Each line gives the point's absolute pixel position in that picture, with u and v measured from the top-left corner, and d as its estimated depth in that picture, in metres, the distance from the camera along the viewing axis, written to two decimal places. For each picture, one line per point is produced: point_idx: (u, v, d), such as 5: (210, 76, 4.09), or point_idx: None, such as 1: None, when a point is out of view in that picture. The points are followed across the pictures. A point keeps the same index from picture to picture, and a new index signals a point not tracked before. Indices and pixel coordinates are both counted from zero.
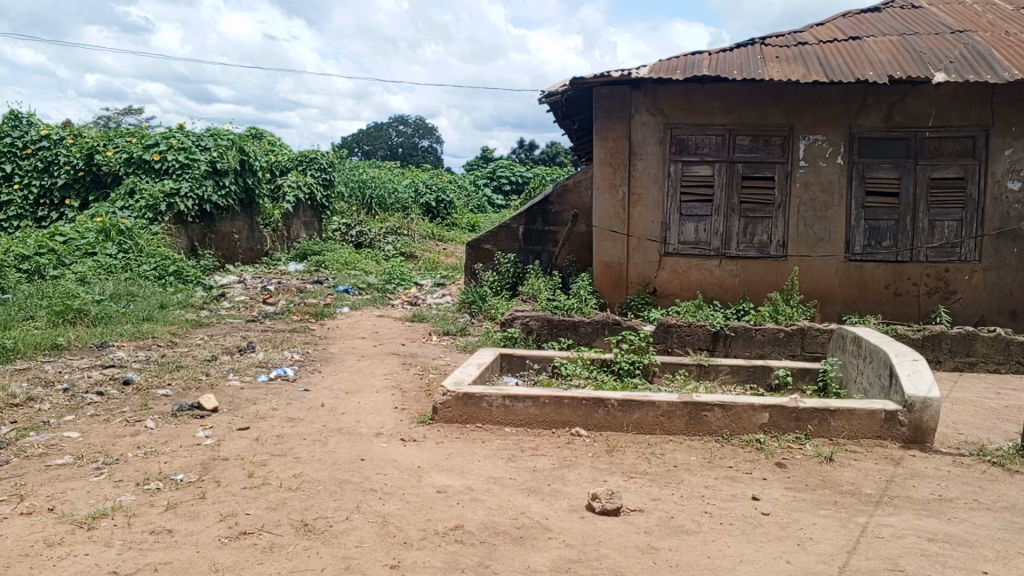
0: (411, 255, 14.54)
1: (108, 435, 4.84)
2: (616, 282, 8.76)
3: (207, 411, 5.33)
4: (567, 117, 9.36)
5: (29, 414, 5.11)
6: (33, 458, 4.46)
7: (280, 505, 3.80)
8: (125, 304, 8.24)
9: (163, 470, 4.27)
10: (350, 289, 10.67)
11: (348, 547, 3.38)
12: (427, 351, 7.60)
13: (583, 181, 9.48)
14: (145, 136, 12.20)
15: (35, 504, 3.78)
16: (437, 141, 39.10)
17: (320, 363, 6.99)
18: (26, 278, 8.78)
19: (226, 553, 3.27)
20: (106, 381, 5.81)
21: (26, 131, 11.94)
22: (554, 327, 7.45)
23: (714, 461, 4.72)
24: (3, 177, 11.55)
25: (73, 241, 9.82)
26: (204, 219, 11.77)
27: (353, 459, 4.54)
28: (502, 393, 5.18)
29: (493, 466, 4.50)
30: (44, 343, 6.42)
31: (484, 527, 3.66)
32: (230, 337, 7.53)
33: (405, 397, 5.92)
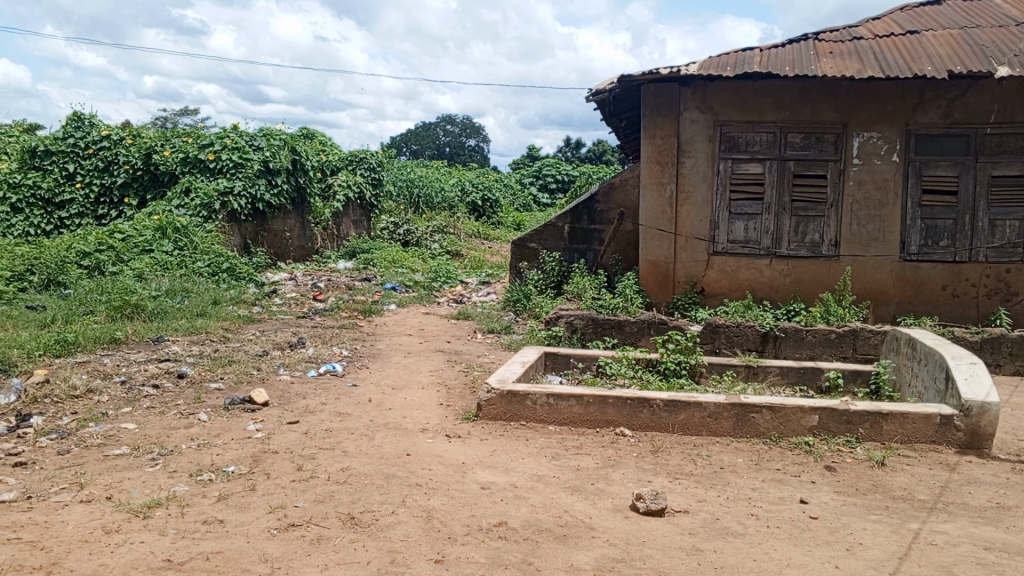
0: (457, 253, 14.62)
1: (163, 427, 4.98)
2: (663, 282, 8.67)
3: (258, 405, 5.45)
4: (614, 115, 9.30)
5: (89, 406, 5.28)
6: (92, 448, 4.61)
7: (327, 498, 3.86)
8: (180, 299, 8.46)
9: (216, 462, 4.37)
10: (397, 287, 10.78)
11: (393, 541, 3.42)
12: (472, 349, 7.64)
13: (630, 179, 9.41)
14: (200, 136, 12.51)
15: (94, 493, 3.91)
16: (483, 141, 39.28)
17: (367, 359, 7.08)
18: (87, 274, 9.09)
19: (275, 544, 3.34)
20: (161, 374, 5.98)
21: (88, 132, 12.35)
22: (599, 326, 7.42)
23: (762, 463, 4.64)
24: (66, 176, 11.95)
25: (131, 238, 10.12)
26: (256, 217, 12.02)
27: (399, 454, 4.58)
28: (546, 391, 5.17)
29: (537, 464, 4.50)
30: (104, 337, 6.63)
31: (528, 524, 3.66)
32: (281, 333, 7.68)
33: (450, 394, 5.96)
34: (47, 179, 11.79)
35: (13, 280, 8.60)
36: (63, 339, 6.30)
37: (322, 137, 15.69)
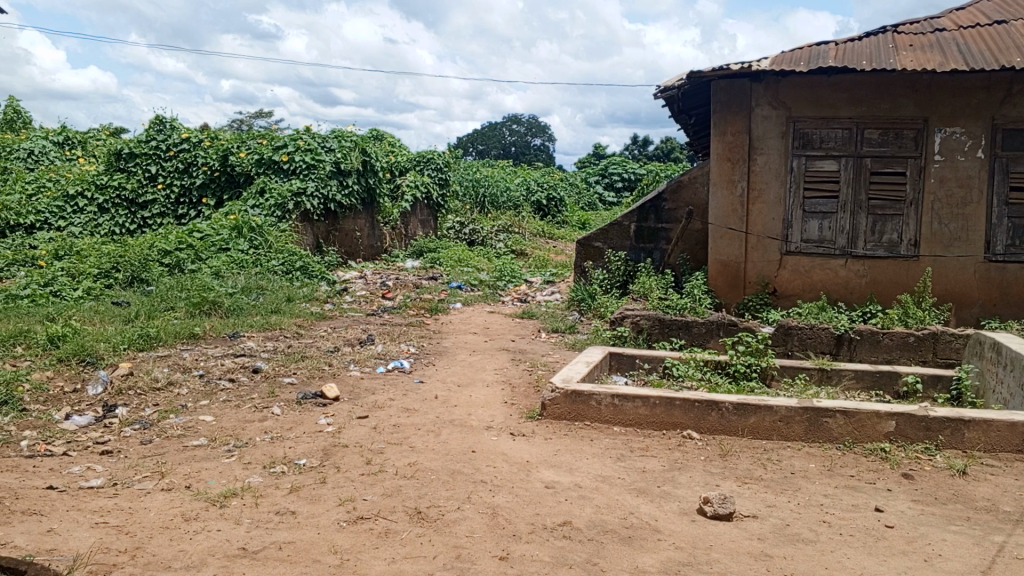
0: (522, 252, 14.66)
1: (239, 420, 5.15)
2: (733, 282, 8.50)
3: (329, 400, 5.59)
4: (683, 111, 9.15)
5: (169, 398, 5.50)
6: (172, 439, 4.80)
7: (395, 492, 3.93)
8: (255, 296, 8.73)
9: (288, 455, 4.49)
10: (463, 286, 10.88)
11: (459, 536, 3.45)
12: (536, 348, 7.65)
13: (699, 177, 9.27)
14: (275, 138, 12.85)
15: (173, 481, 4.08)
16: (549, 140, 39.25)
17: (434, 356, 7.17)
18: (168, 271, 9.47)
19: (344, 536, 3.41)
20: (237, 368, 6.19)
21: (169, 135, 12.81)
22: (666, 327, 7.32)
23: (835, 469, 4.51)
24: (149, 177, 12.44)
25: (210, 237, 10.49)
26: (328, 217, 12.31)
27: (464, 450, 4.63)
28: (611, 391, 5.14)
29: (602, 465, 4.48)
30: (183, 332, 6.89)
31: (593, 524, 3.65)
32: (351, 330, 7.84)
33: (515, 392, 5.98)
34: (132, 180, 12.32)
35: (100, 277, 9.03)
36: (146, 334, 6.58)
37: (391, 138, 15.95)
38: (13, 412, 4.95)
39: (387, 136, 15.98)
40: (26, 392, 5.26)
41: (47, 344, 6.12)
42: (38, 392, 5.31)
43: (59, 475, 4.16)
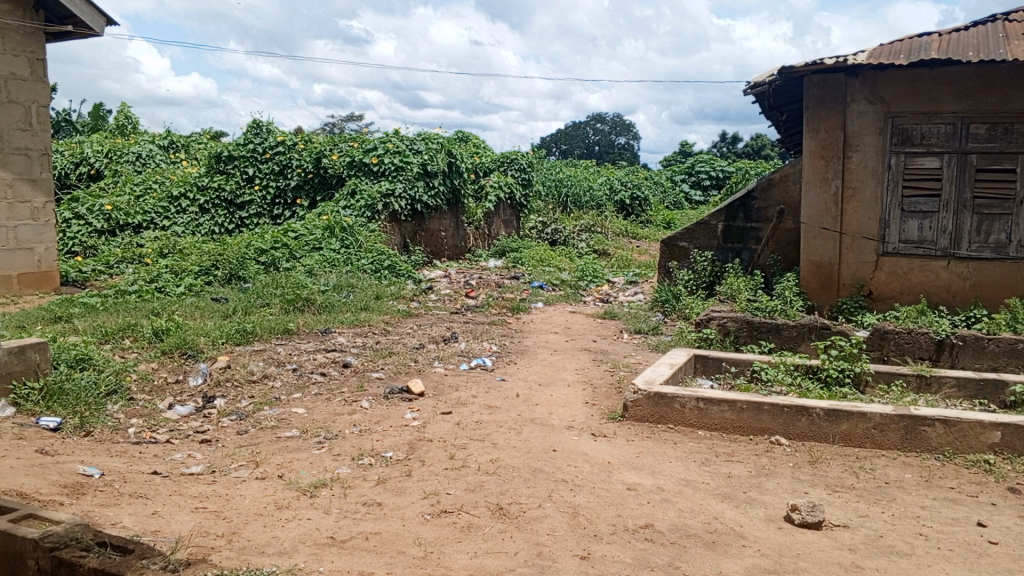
0: (604, 252, 14.58)
1: (329, 412, 5.33)
2: (826, 283, 8.24)
3: (415, 395, 5.71)
4: (775, 108, 8.91)
5: (264, 390, 5.74)
6: (267, 430, 5.01)
7: (478, 487, 3.99)
8: (346, 293, 9.00)
9: (375, 447, 4.62)
10: (545, 285, 10.92)
11: (540, 534, 3.47)
12: (619, 348, 7.60)
13: (790, 175, 9.00)
14: (365, 141, 13.18)
15: (268, 470, 4.26)
16: (634, 138, 38.86)
17: (516, 355, 7.22)
18: (264, 269, 9.86)
19: (428, 529, 3.49)
20: (329, 363, 6.40)
21: (265, 138, 13.27)
22: (754, 329, 7.15)
23: (933, 480, 4.31)
24: (247, 179, 12.96)
25: (304, 237, 10.86)
26: (414, 217, 12.56)
27: (546, 449, 4.65)
28: (696, 394, 5.06)
29: (686, 468, 4.42)
30: (278, 328, 7.17)
31: (675, 528, 3.61)
32: (436, 327, 7.99)
33: (596, 393, 5.97)
34: (230, 181, 12.88)
35: (201, 274, 9.47)
36: (243, 328, 6.87)
37: (476, 139, 16.14)
38: (122, 400, 5.27)
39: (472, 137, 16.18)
40: (134, 382, 5.59)
41: (152, 337, 6.48)
42: (144, 382, 5.63)
43: (163, 461, 4.40)
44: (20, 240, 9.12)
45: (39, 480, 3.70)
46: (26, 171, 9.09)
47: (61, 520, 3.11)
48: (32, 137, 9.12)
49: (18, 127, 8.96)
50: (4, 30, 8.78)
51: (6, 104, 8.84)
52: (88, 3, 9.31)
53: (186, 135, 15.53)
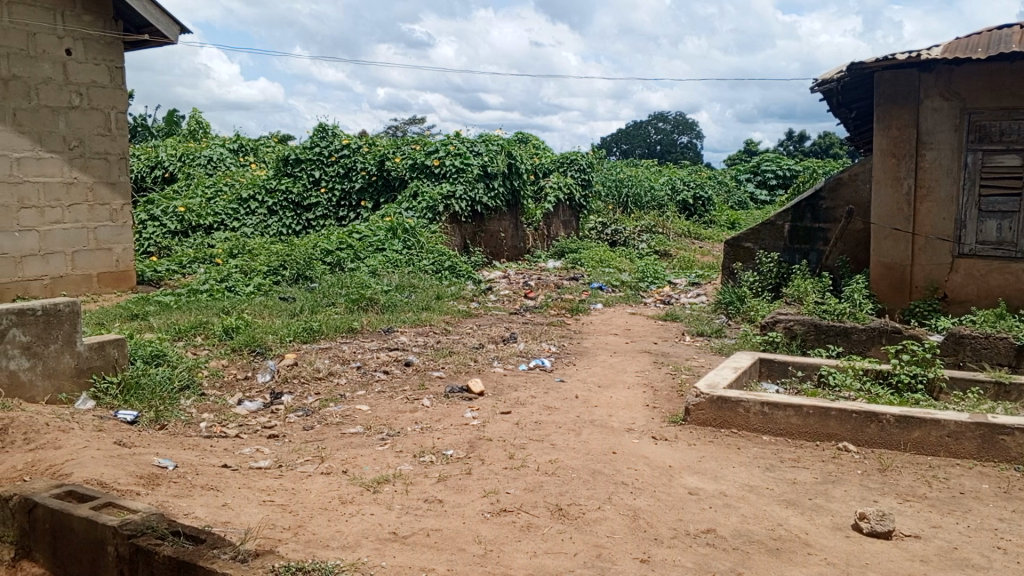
0: (665, 253, 14.40)
1: (392, 410, 5.42)
2: (898, 286, 7.98)
3: (475, 394, 5.76)
4: (844, 105, 8.67)
5: (329, 387, 5.88)
6: (332, 426, 5.13)
7: (537, 488, 4.00)
8: (407, 294, 9.13)
9: (436, 445, 4.67)
10: (604, 286, 10.86)
11: (600, 536, 3.46)
12: (680, 351, 7.51)
13: (860, 174, 8.74)
14: (427, 144, 13.34)
15: (332, 466, 4.35)
16: (698, 137, 38.27)
17: (575, 356, 7.21)
18: (330, 269, 10.08)
19: (488, 527, 3.51)
20: (391, 361, 6.50)
21: (331, 141, 13.56)
22: (821, 333, 6.98)
23: (1012, 492, 4.13)
24: (313, 181, 13.25)
25: (367, 238, 11.05)
26: (475, 219, 12.66)
27: (606, 451, 4.63)
28: (760, 399, 4.97)
29: (749, 474, 4.34)
30: (343, 327, 7.32)
31: (738, 534, 3.55)
32: (496, 328, 8.03)
33: (657, 396, 5.91)
34: (297, 184, 13.19)
35: (269, 274, 9.73)
36: (310, 327, 7.04)
37: (535, 141, 16.17)
38: (194, 395, 5.46)
39: (532, 138, 16.23)
40: (205, 378, 5.79)
41: (223, 335, 6.68)
42: (215, 378, 5.83)
43: (233, 455, 4.54)
44: (100, 240, 9.54)
45: (118, 471, 3.87)
46: (106, 174, 9.49)
47: (138, 509, 3.24)
48: (111, 142, 9.52)
49: (99, 132, 9.37)
50: (86, 40, 9.20)
51: (89, 110, 9.26)
52: (164, 12, 9.65)
53: (255, 138, 15.98)
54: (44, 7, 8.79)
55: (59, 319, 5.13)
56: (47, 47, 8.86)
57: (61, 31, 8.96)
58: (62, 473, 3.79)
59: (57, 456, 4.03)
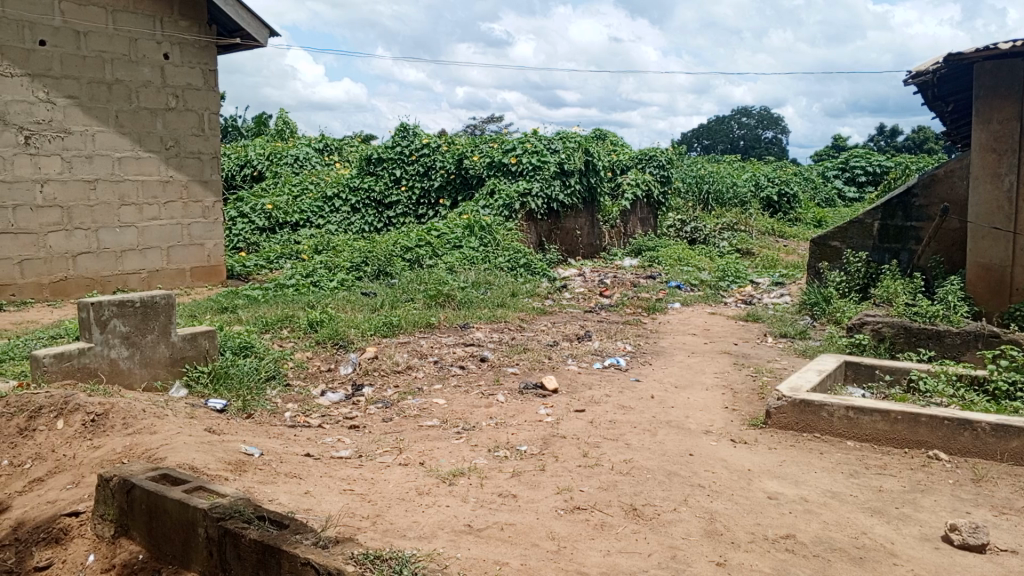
0: (747, 251, 14.07)
1: (467, 404, 5.49)
2: (997, 288, 7.58)
3: (549, 391, 5.78)
4: (940, 98, 8.27)
5: (408, 380, 6.00)
6: (410, 418, 5.24)
7: (611, 486, 3.98)
8: (483, 290, 9.22)
9: (511, 440, 4.71)
10: (682, 285, 10.70)
11: (675, 537, 3.42)
12: (761, 352, 7.33)
13: (957, 170, 8.32)
14: (504, 142, 13.42)
15: (410, 457, 4.45)
16: (783, 131, 37.20)
17: (651, 355, 7.13)
18: (409, 266, 10.26)
19: (562, 524, 3.52)
20: (467, 356, 6.59)
21: (412, 140, 13.78)
22: (912, 335, 6.71)
23: None
24: (394, 180, 13.51)
25: (445, 235, 11.21)
26: (551, 216, 12.69)
27: (683, 453, 4.56)
28: (846, 403, 4.81)
29: (832, 480, 4.21)
30: (421, 322, 7.44)
31: (819, 540, 3.45)
32: (571, 325, 8.02)
33: (737, 398, 5.80)
34: (379, 182, 13.48)
35: (352, 270, 9.98)
36: (389, 321, 7.20)
37: (613, 137, 16.07)
38: (279, 385, 5.66)
39: (609, 135, 16.15)
40: (290, 369, 5.99)
41: (307, 328, 6.91)
42: (299, 369, 6.03)
43: (316, 444, 4.69)
44: (193, 236, 9.99)
45: (208, 456, 4.05)
46: (199, 173, 9.93)
47: (226, 493, 3.39)
48: (204, 142, 9.95)
49: (193, 132, 9.80)
50: (182, 44, 9.63)
51: (183, 112, 9.69)
52: (253, 15, 9.96)
53: (339, 138, 16.43)
54: (144, 13, 9.26)
55: (155, 310, 5.43)
56: (147, 52, 9.32)
57: (159, 36, 9.41)
58: (158, 457, 3.99)
59: (153, 440, 4.24)
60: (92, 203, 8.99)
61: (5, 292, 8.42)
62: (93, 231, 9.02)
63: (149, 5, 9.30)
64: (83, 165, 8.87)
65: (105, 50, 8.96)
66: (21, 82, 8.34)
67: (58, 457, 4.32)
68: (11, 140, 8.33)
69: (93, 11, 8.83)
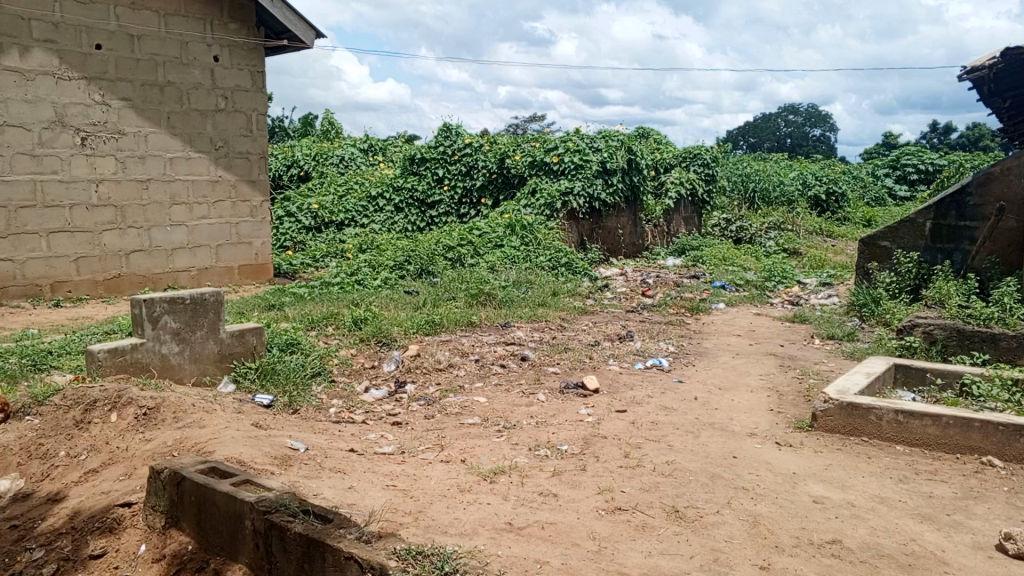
0: (794, 250, 13.83)
1: (509, 402, 5.51)
2: None
3: (590, 391, 5.76)
4: (997, 94, 8.03)
5: (449, 378, 6.04)
6: (451, 416, 5.27)
7: (653, 488, 3.96)
8: (524, 289, 9.23)
9: (552, 440, 4.71)
10: (727, 285, 10.57)
11: (718, 540, 3.39)
12: (808, 354, 7.21)
13: (1013, 168, 8.06)
14: (547, 140, 13.42)
15: (451, 454, 4.48)
16: (832, 129, 36.46)
17: (694, 356, 7.06)
18: (451, 265, 10.33)
19: (603, 524, 3.51)
20: (508, 355, 6.61)
21: (455, 140, 13.85)
22: (965, 338, 6.53)
23: None
24: (436, 179, 13.60)
25: (487, 234, 11.26)
26: (592, 215, 12.65)
27: (726, 455, 4.51)
28: (895, 406, 4.70)
29: (880, 485, 4.12)
30: (463, 320, 7.48)
31: (866, 546, 3.38)
32: (613, 325, 7.99)
33: (782, 400, 5.71)
34: (422, 182, 13.58)
35: (395, 268, 10.07)
36: (431, 320, 7.26)
37: (657, 136, 15.95)
38: (325, 382, 5.75)
39: (652, 133, 16.03)
40: (335, 365, 6.09)
41: (352, 325, 7.00)
42: (344, 366, 6.12)
43: (359, 440, 4.76)
44: (241, 234, 10.21)
45: (255, 450, 4.13)
46: (247, 173, 10.13)
47: (272, 487, 3.46)
48: (253, 143, 10.15)
49: (241, 133, 10.01)
50: (232, 47, 9.84)
51: (233, 113, 9.90)
52: (300, 17, 10.12)
53: (384, 139, 16.60)
54: (196, 16, 9.47)
55: (205, 308, 5.55)
56: (197, 55, 9.54)
57: (210, 39, 9.62)
58: (207, 450, 4.09)
59: (202, 434, 4.34)
60: (145, 202, 9.24)
61: (62, 289, 8.69)
62: (145, 230, 9.27)
63: (200, 9, 9.51)
64: (137, 165, 9.12)
65: (157, 53, 9.19)
66: (77, 85, 8.61)
67: (112, 448, 4.45)
68: (68, 141, 8.59)
69: (146, 15, 9.07)
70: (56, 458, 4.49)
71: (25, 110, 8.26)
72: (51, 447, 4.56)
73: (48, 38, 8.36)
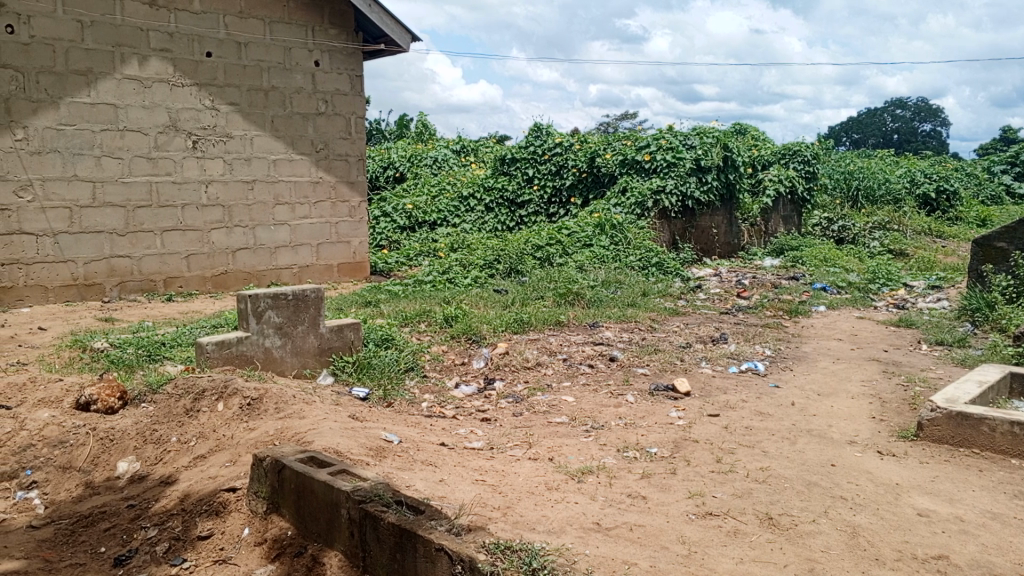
0: (899, 251, 13.17)
1: (597, 402, 5.49)
2: None
3: (681, 394, 5.67)
4: None
5: (537, 376, 6.07)
6: (539, 414, 5.30)
7: (746, 494, 3.86)
8: (614, 289, 9.17)
9: (641, 442, 4.66)
10: (828, 287, 10.18)
11: (813, 549, 3.28)
12: (914, 360, 6.86)
13: None
14: (638, 138, 13.26)
15: (539, 452, 4.50)
16: (944, 123, 34.53)
17: (792, 361, 6.83)
18: (540, 264, 10.35)
19: (693, 528, 3.46)
20: (596, 355, 6.58)
21: (545, 140, 13.90)
22: None
23: None
24: (527, 179, 13.69)
25: (576, 233, 11.26)
26: (685, 214, 12.44)
27: (824, 463, 4.36)
28: (1010, 418, 4.43)
29: (993, 500, 3.89)
30: (551, 319, 7.50)
31: (976, 564, 3.20)
32: (705, 327, 7.83)
33: (886, 407, 5.46)
34: (513, 182, 13.69)
35: (485, 267, 10.19)
36: (520, 319, 7.32)
37: (753, 133, 15.54)
38: (417, 377, 5.89)
39: (748, 131, 15.63)
40: (427, 361, 6.22)
41: (443, 323, 7.13)
42: (435, 362, 6.24)
43: (449, 434, 4.85)
44: (340, 234, 10.57)
45: (351, 441, 4.27)
46: (346, 174, 10.48)
47: (367, 477, 3.58)
48: (351, 145, 10.49)
49: (341, 135, 10.35)
50: (332, 52, 10.19)
51: (332, 116, 10.25)
52: (397, 22, 10.37)
53: (476, 140, 16.84)
54: (298, 23, 9.85)
55: (306, 303, 5.78)
56: (300, 60, 9.92)
57: (312, 45, 9.99)
58: (306, 440, 4.26)
59: (302, 425, 4.52)
60: (250, 202, 9.69)
61: (175, 284, 9.21)
62: (250, 229, 9.72)
63: (302, 16, 9.90)
64: (243, 167, 9.57)
65: (263, 59, 9.62)
66: (190, 91, 9.10)
67: (219, 436, 4.69)
68: (181, 145, 9.09)
69: (252, 23, 9.49)
70: (169, 444, 4.76)
71: (143, 115, 8.79)
72: (163, 433, 4.83)
73: (163, 48, 8.87)
